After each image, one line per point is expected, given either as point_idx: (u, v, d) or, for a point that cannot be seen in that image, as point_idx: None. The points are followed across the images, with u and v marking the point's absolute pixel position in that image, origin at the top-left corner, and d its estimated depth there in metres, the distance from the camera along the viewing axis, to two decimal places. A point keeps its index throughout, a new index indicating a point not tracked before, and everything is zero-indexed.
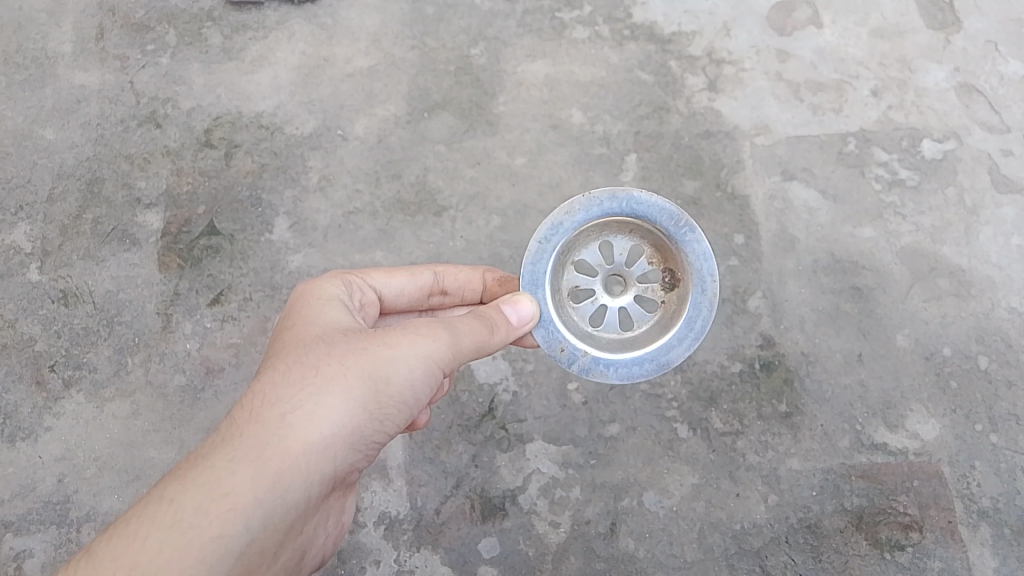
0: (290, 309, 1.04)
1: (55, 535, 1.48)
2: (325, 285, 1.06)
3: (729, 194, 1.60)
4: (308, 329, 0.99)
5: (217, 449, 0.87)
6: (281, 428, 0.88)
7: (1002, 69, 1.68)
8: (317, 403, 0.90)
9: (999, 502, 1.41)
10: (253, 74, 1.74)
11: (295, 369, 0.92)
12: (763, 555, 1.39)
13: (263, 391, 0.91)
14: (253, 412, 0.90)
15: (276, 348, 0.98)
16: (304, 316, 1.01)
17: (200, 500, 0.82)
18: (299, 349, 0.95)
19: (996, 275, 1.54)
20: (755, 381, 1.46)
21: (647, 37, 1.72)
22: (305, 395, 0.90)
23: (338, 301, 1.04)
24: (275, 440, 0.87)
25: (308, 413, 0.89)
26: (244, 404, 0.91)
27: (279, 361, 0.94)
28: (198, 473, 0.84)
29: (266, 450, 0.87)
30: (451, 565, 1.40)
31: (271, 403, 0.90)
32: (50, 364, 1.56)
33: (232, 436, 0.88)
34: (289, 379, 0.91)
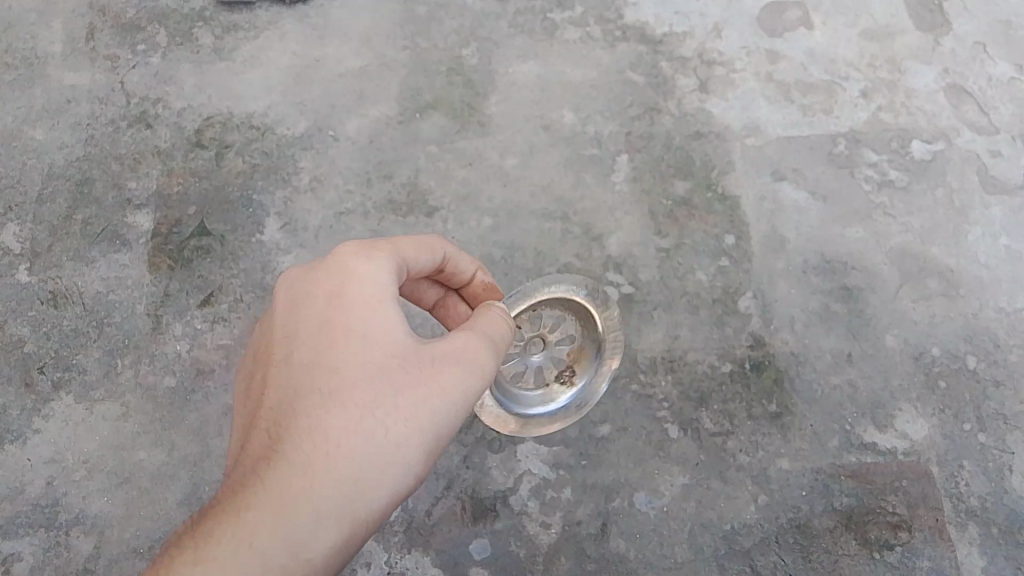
0: (333, 289, 0.97)
1: (44, 539, 1.40)
2: (373, 265, 0.99)
3: (720, 195, 1.62)
4: (369, 335, 0.94)
5: (290, 487, 0.86)
6: (355, 473, 0.88)
7: (991, 70, 1.72)
8: (390, 446, 0.90)
9: (988, 501, 1.38)
10: (244, 74, 1.77)
11: (367, 401, 0.90)
12: (753, 555, 1.36)
13: (333, 421, 0.89)
14: (322, 445, 0.88)
15: (332, 349, 0.93)
16: (360, 313, 0.95)
17: (285, 553, 0.84)
18: (363, 370, 0.92)
19: (985, 275, 1.54)
20: (745, 381, 1.47)
21: (639, 37, 1.78)
22: (378, 435, 0.89)
23: (392, 294, 0.98)
24: (350, 485, 0.87)
25: (382, 456, 0.89)
26: (303, 444, 0.88)
27: (343, 381, 0.91)
28: (277, 518, 0.84)
29: (344, 498, 0.87)
30: (442, 566, 1.37)
31: (343, 439, 0.88)
32: (40, 366, 1.52)
33: (303, 475, 0.87)
34: (360, 415, 0.90)
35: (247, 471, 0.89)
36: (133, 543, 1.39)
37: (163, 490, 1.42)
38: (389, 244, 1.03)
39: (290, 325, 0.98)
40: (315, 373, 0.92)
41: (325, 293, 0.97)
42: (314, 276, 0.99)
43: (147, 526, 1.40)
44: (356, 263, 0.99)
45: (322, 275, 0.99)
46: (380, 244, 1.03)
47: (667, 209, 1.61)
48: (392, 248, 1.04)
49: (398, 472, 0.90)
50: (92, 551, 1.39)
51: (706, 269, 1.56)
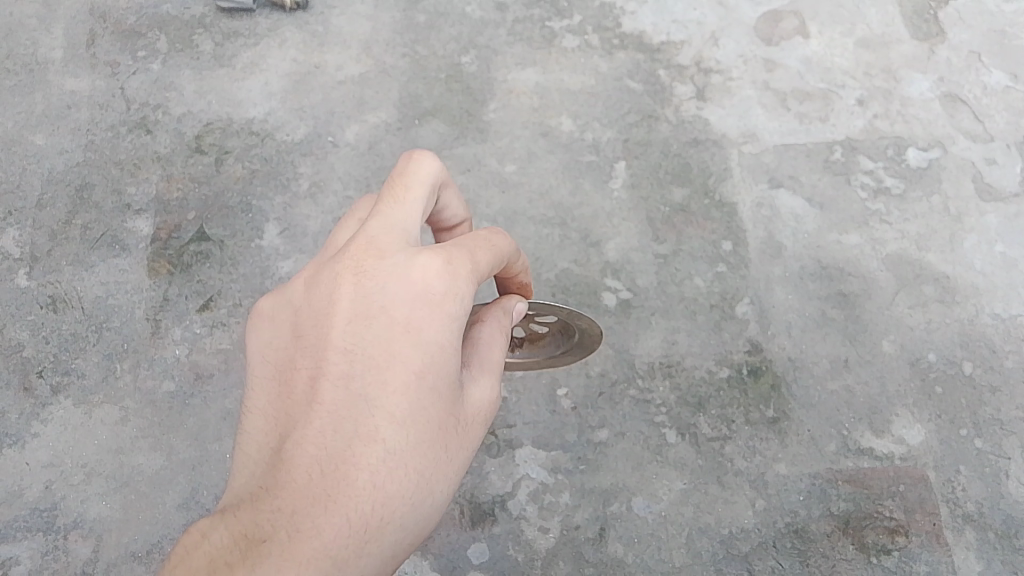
0: (408, 320, 0.85)
1: (42, 543, 1.40)
2: (460, 295, 0.87)
3: (717, 201, 1.63)
4: (438, 385, 0.84)
5: (338, 552, 0.77)
6: (394, 540, 0.81)
7: (985, 79, 1.74)
8: (426, 514, 0.84)
9: (985, 506, 1.39)
10: (244, 81, 1.78)
11: (422, 464, 0.82)
12: (751, 559, 1.36)
13: (387, 482, 0.80)
14: (373, 506, 0.80)
15: (398, 394, 0.82)
16: (435, 355, 0.84)
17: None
18: (424, 429, 0.83)
19: (980, 282, 1.55)
20: (742, 386, 1.48)
21: (636, 46, 1.79)
22: (421, 502, 0.83)
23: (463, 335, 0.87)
24: (386, 554, 0.81)
25: (419, 523, 0.83)
26: (354, 499, 0.79)
27: (405, 440, 0.82)
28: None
29: (379, 567, 0.80)
30: (440, 571, 1.37)
31: (393, 503, 0.81)
32: (38, 370, 1.52)
33: (353, 538, 0.78)
34: (413, 479, 0.82)
35: (287, 519, 0.77)
36: (131, 548, 1.39)
37: (162, 494, 1.42)
38: (473, 259, 0.90)
39: (353, 335, 0.85)
40: (378, 416, 0.82)
41: (399, 317, 0.85)
42: (386, 285, 0.86)
43: (145, 531, 1.40)
44: (442, 287, 0.86)
45: (396, 288, 0.86)
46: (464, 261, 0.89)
47: (665, 215, 1.62)
48: (473, 260, 0.90)
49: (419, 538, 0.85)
50: (90, 555, 1.38)
51: (703, 275, 1.56)
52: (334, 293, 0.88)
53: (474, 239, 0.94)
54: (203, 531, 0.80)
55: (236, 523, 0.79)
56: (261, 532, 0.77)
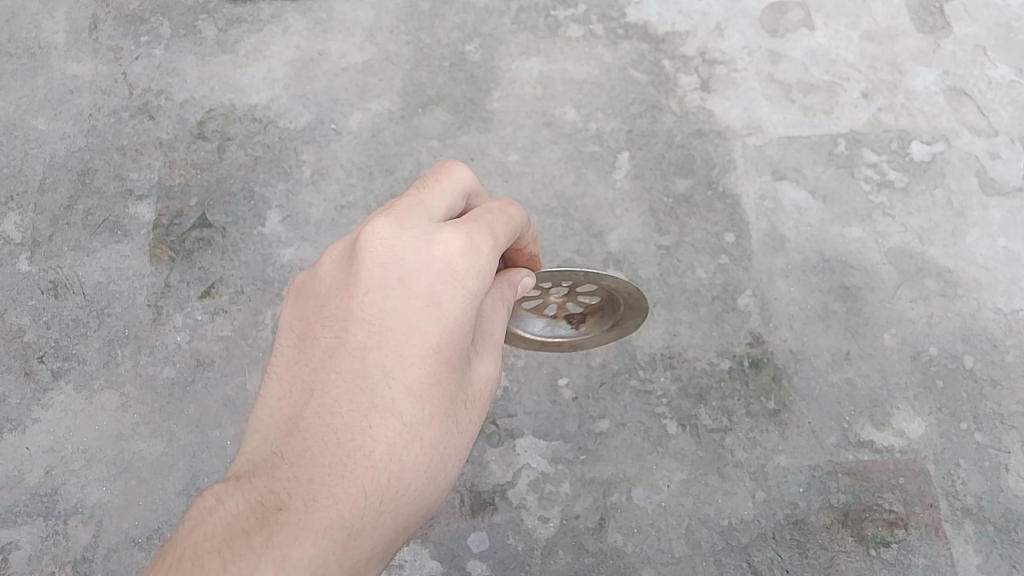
0: (428, 296, 0.86)
1: (42, 527, 1.40)
2: (481, 272, 0.88)
3: (720, 193, 1.63)
4: (453, 362, 0.86)
5: (352, 521, 0.79)
6: (405, 512, 0.83)
7: (991, 73, 1.74)
8: (436, 488, 0.86)
9: (984, 500, 1.39)
10: (247, 67, 1.77)
11: (434, 439, 0.85)
12: (750, 550, 1.36)
13: (399, 455, 0.83)
14: (387, 479, 0.82)
15: (415, 368, 0.84)
16: (453, 330, 0.85)
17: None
18: (438, 404, 0.85)
19: (982, 276, 1.55)
20: (743, 378, 1.48)
21: (640, 36, 1.79)
22: (433, 476, 0.85)
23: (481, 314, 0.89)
24: (397, 526, 0.83)
25: (430, 496, 0.86)
26: (369, 472, 0.81)
27: (419, 415, 0.84)
28: (338, 559, 0.77)
29: (390, 539, 0.82)
30: (440, 559, 1.37)
31: (407, 477, 0.83)
32: (40, 355, 1.52)
33: (367, 509, 0.80)
34: (426, 453, 0.84)
35: (303, 488, 0.79)
36: (131, 533, 1.39)
37: (162, 481, 1.42)
38: (492, 235, 0.90)
39: (373, 309, 0.87)
40: (395, 390, 0.84)
41: (418, 291, 0.86)
42: (407, 259, 0.87)
43: (145, 517, 1.40)
44: (464, 263, 0.87)
45: (418, 263, 0.87)
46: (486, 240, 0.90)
47: (667, 206, 1.61)
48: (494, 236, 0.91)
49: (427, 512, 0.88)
50: (91, 540, 1.39)
51: (706, 267, 1.56)
52: (353, 265, 0.89)
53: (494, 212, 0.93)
54: (219, 495, 0.82)
55: (252, 490, 0.81)
56: (276, 501, 0.79)
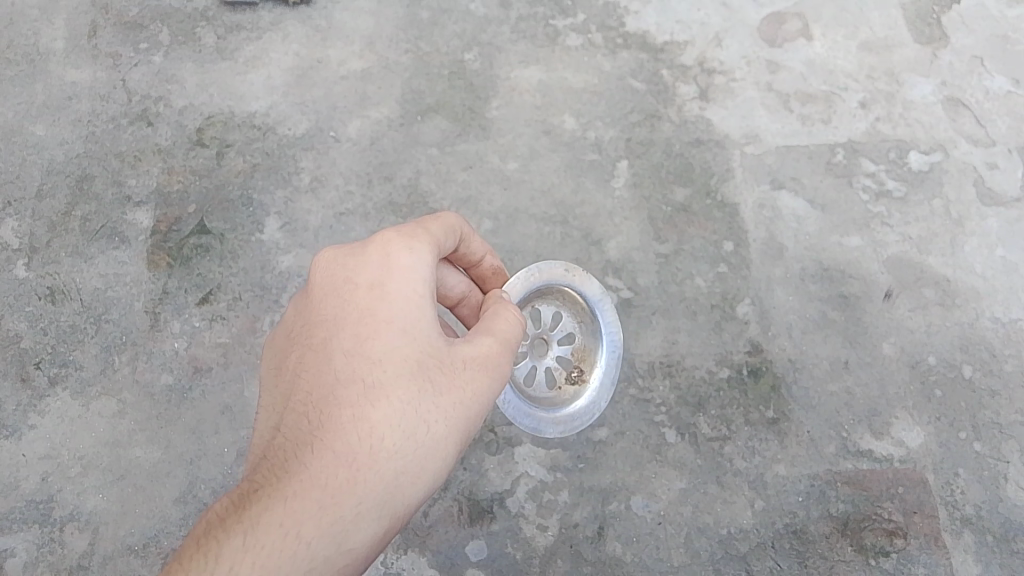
0: (373, 280, 0.92)
1: (38, 535, 1.40)
2: (414, 251, 0.94)
3: (719, 202, 1.63)
4: (411, 330, 0.90)
5: (327, 481, 0.81)
6: (392, 473, 0.85)
7: (988, 83, 1.74)
8: (424, 448, 0.87)
9: (983, 509, 1.39)
10: (246, 74, 1.77)
11: (403, 398, 0.87)
12: (750, 560, 1.37)
13: (372, 418, 0.85)
14: (360, 441, 0.84)
15: (373, 340, 0.89)
16: (400, 306, 0.91)
17: (320, 551, 0.79)
18: (403, 368, 0.88)
19: (980, 286, 1.55)
20: (742, 387, 1.47)
21: (639, 45, 1.79)
22: (416, 435, 0.86)
23: (430, 286, 0.94)
24: (384, 487, 0.84)
25: (419, 456, 0.86)
26: (340, 437, 0.84)
27: (384, 379, 0.87)
28: (317, 516, 0.79)
29: (376, 496, 0.83)
30: (438, 567, 1.37)
31: (381, 436, 0.85)
32: (36, 361, 1.51)
33: (342, 469, 0.82)
34: (401, 412, 0.86)
35: (276, 463, 0.83)
36: (127, 541, 1.38)
37: (159, 488, 1.41)
38: (424, 228, 0.98)
39: (331, 306, 0.93)
40: (353, 365, 0.88)
41: (363, 279, 0.93)
42: (350, 259, 0.95)
43: (141, 524, 1.39)
44: (397, 248, 0.94)
45: (359, 259, 0.94)
46: (418, 229, 0.98)
47: (666, 215, 1.61)
48: (425, 228, 0.99)
49: (429, 480, 0.88)
50: (87, 548, 1.38)
51: (705, 275, 1.56)
52: (308, 285, 0.97)
53: (424, 216, 1.03)
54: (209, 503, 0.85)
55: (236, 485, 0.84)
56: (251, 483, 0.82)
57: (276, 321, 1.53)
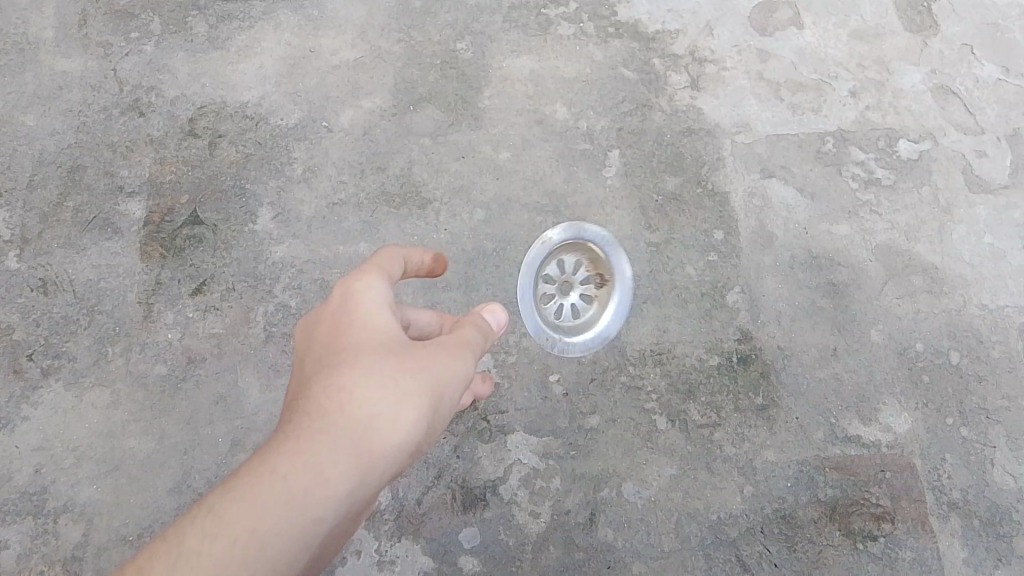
0: (336, 299, 0.94)
1: (31, 526, 1.40)
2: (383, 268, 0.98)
3: (710, 190, 1.64)
4: (377, 319, 0.91)
5: (296, 442, 0.81)
6: (360, 426, 0.82)
7: (978, 72, 1.75)
8: (392, 402, 0.84)
9: (969, 494, 1.41)
10: (238, 65, 1.77)
11: (370, 364, 0.86)
12: (739, 544, 1.38)
13: (340, 384, 0.84)
14: (329, 405, 0.83)
15: (342, 333, 0.90)
16: (369, 302, 0.92)
17: (287, 500, 0.77)
18: (363, 344, 0.88)
19: (968, 273, 1.57)
20: (732, 374, 1.49)
21: (631, 34, 1.79)
22: (383, 391, 0.84)
23: (386, 292, 0.94)
24: (353, 440, 0.82)
25: (389, 411, 0.83)
26: (312, 405, 0.84)
27: (351, 352, 0.87)
28: (284, 470, 0.78)
29: (344, 448, 0.81)
30: (431, 554, 1.38)
31: (349, 398, 0.83)
32: (29, 353, 1.52)
33: (310, 431, 0.82)
34: (367, 375, 0.85)
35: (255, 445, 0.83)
36: (122, 532, 1.39)
37: (153, 478, 1.43)
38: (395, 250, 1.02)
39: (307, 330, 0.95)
40: (325, 355, 0.89)
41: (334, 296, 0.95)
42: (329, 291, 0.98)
43: (136, 515, 1.40)
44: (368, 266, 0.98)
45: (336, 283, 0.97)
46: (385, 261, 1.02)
47: (658, 204, 1.63)
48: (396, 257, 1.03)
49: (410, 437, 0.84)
50: (81, 539, 1.39)
51: (695, 264, 1.57)
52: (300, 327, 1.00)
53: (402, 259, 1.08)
54: None
55: None
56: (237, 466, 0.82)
57: (269, 312, 1.54)
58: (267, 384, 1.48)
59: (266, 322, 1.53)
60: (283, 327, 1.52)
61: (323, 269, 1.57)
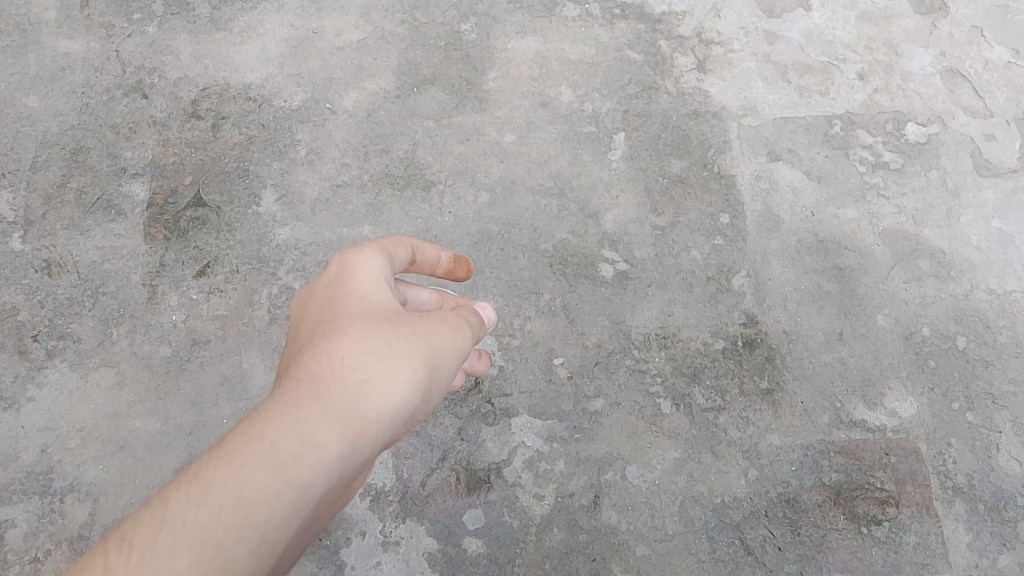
0: (333, 276, 0.91)
1: (38, 505, 1.39)
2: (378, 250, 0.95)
3: (716, 173, 1.63)
4: (373, 294, 0.88)
5: (289, 399, 0.74)
6: (358, 382, 0.77)
7: (987, 54, 1.74)
8: (389, 363, 0.79)
9: (975, 479, 1.41)
10: (241, 46, 1.76)
11: (365, 329, 0.82)
12: (743, 528, 1.38)
13: (336, 347, 0.79)
14: (324, 364, 0.78)
15: (334, 307, 0.86)
16: (364, 280, 0.89)
17: (281, 450, 0.69)
18: (358, 312, 0.84)
19: (976, 258, 1.56)
20: (737, 358, 1.48)
21: (637, 16, 1.78)
22: (381, 355, 0.80)
23: (385, 270, 0.92)
24: (351, 397, 0.75)
25: (388, 372, 0.79)
26: (307, 366, 0.78)
27: (345, 320, 0.83)
28: (275, 425, 0.71)
29: (342, 403, 0.75)
30: (436, 536, 1.37)
31: (343, 358, 0.78)
32: (34, 333, 1.51)
33: (304, 389, 0.75)
34: (365, 339, 0.80)
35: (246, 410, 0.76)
36: (127, 511, 1.39)
37: (158, 459, 1.42)
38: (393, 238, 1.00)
39: (297, 312, 0.91)
40: (315, 328, 0.84)
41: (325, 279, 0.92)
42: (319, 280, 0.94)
43: (141, 494, 1.40)
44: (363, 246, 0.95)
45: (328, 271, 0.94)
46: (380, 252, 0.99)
47: (663, 187, 1.62)
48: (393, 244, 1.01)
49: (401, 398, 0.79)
50: (87, 518, 1.38)
51: (701, 248, 1.57)
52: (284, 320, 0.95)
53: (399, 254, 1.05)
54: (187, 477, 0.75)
55: None
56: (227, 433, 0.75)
57: (274, 294, 1.53)
58: (272, 366, 1.48)
59: (270, 304, 1.53)
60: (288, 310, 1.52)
61: (327, 251, 1.56)
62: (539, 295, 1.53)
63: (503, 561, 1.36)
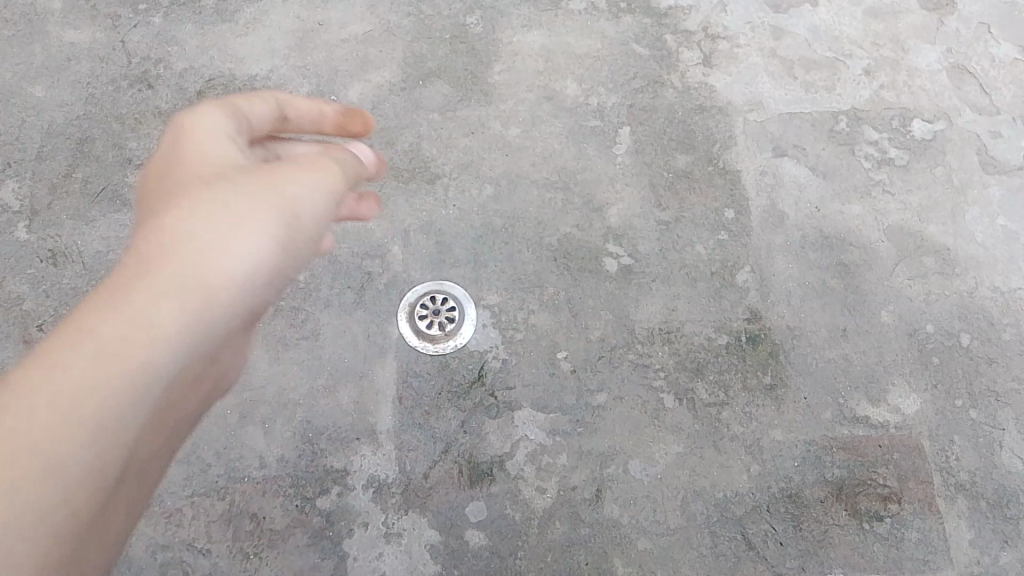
0: (167, 146, 0.82)
1: None
2: (216, 107, 0.85)
3: (721, 168, 1.63)
4: (217, 158, 0.79)
5: (111, 282, 0.68)
6: (194, 252, 0.70)
7: (994, 51, 1.73)
8: (230, 224, 0.73)
9: (977, 476, 1.41)
10: (247, 37, 1.76)
11: (204, 194, 0.74)
12: (745, 523, 1.38)
13: (176, 221, 0.72)
14: (149, 238, 0.71)
15: (170, 177, 0.78)
16: (201, 141, 0.80)
17: (103, 339, 0.63)
18: (191, 177, 0.76)
19: (981, 255, 1.56)
20: (740, 353, 1.48)
21: (644, 10, 1.77)
22: (217, 218, 0.73)
23: (223, 125, 0.83)
24: (182, 269, 0.69)
25: (231, 233, 0.73)
26: (140, 246, 0.71)
27: (176, 189, 0.76)
28: (95, 312, 0.65)
29: (172, 281, 0.69)
30: (438, 528, 1.38)
31: (173, 225, 0.71)
32: (39, 323, 1.52)
33: (129, 268, 0.69)
34: (201, 203, 0.73)
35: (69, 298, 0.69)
36: None
37: None
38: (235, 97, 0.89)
39: (144, 185, 0.83)
40: (151, 202, 0.77)
41: (160, 151, 0.83)
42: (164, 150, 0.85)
43: None
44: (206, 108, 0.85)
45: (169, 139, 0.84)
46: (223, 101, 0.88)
47: (668, 182, 1.61)
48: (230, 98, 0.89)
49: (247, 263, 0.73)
50: None
51: (705, 243, 1.57)
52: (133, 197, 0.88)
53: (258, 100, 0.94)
54: None
55: None
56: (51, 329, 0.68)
57: None
58: (276, 357, 1.48)
59: None
60: (292, 301, 1.52)
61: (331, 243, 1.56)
62: (542, 289, 1.53)
63: (505, 553, 1.37)
